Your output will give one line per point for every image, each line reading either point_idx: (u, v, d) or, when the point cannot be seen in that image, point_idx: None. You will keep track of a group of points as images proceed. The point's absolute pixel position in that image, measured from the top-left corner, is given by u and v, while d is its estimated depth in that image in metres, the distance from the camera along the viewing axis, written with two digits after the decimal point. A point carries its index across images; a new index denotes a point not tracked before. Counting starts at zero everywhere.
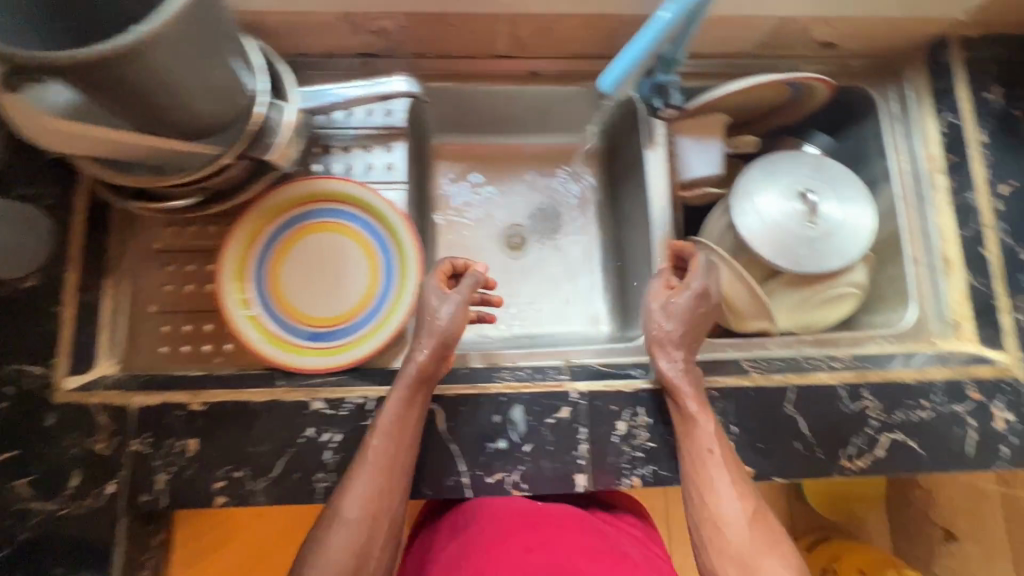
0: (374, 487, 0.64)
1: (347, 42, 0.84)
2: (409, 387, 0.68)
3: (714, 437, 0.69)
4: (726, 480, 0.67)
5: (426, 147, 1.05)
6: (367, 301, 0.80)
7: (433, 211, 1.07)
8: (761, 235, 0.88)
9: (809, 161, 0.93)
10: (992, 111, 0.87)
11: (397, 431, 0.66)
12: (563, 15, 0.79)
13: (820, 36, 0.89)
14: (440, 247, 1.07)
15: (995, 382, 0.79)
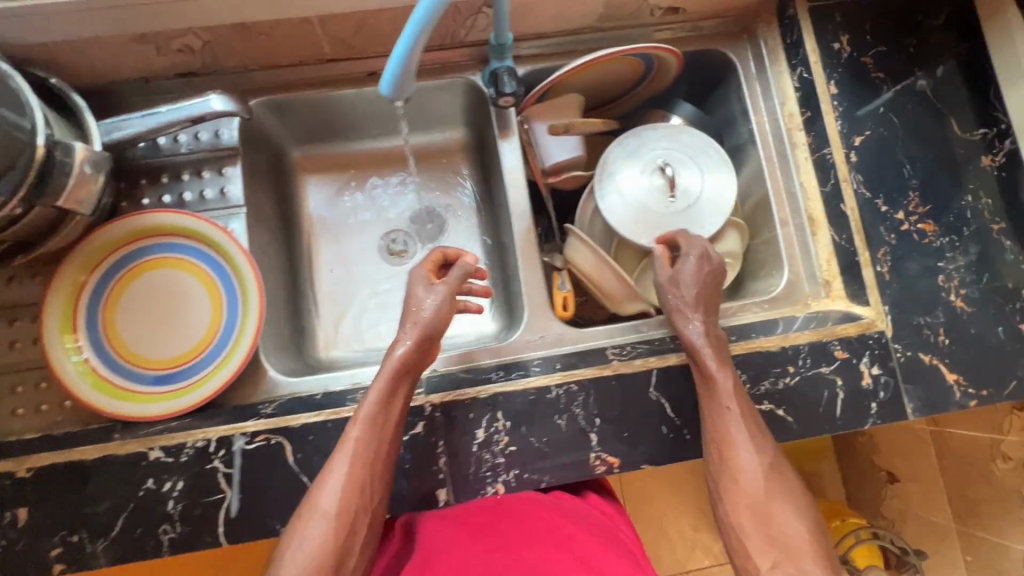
0: (347, 480, 0.63)
1: (157, 63, 0.79)
2: (389, 380, 0.68)
3: (732, 393, 0.69)
4: (745, 435, 0.68)
5: (286, 162, 1.00)
6: (209, 340, 0.77)
7: (303, 229, 1.02)
8: (622, 213, 0.87)
9: (673, 131, 0.90)
10: (840, 61, 0.85)
11: (377, 423, 0.66)
12: (375, 10, 0.75)
13: (661, 2, 0.86)
14: (316, 265, 1.02)
15: (861, 338, 0.78)
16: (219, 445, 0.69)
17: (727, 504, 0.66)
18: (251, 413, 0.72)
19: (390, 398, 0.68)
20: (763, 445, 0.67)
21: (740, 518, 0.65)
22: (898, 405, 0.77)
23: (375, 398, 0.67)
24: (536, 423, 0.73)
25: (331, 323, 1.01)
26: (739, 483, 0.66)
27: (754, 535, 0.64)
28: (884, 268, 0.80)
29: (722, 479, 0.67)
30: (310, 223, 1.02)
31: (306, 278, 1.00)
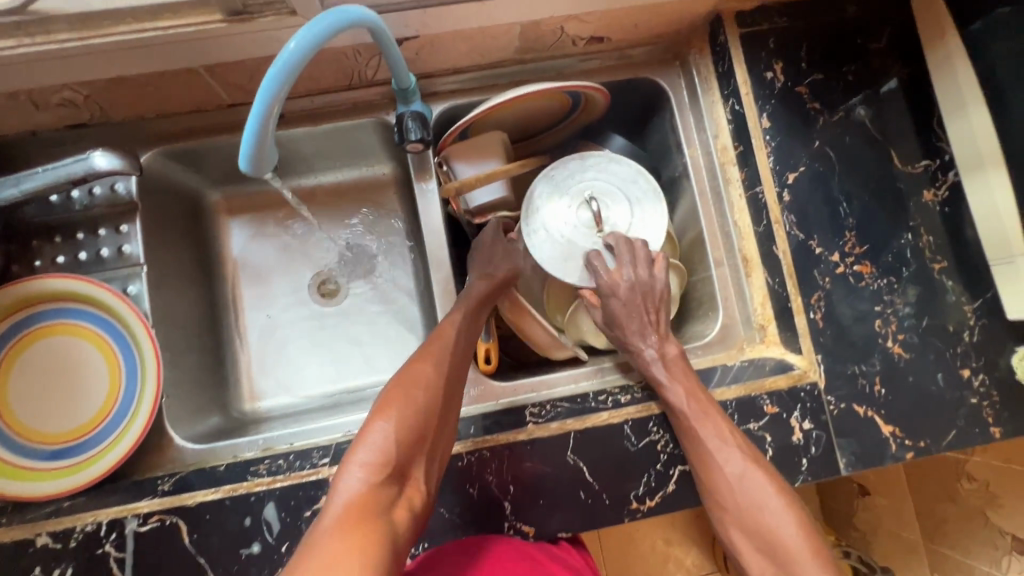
0: (439, 379, 0.66)
1: (41, 118, 0.74)
2: (471, 312, 0.75)
3: (693, 407, 0.69)
4: (722, 451, 0.67)
5: (205, 206, 0.95)
6: (111, 405, 0.73)
7: (226, 274, 0.97)
8: (551, 254, 0.77)
9: (600, 161, 0.82)
10: (773, 91, 0.80)
11: (463, 328, 0.74)
12: (263, 58, 0.70)
13: (581, 33, 0.80)
14: (242, 309, 0.97)
15: (792, 391, 0.75)
16: (110, 527, 0.66)
17: (716, 503, 0.68)
18: (148, 490, 0.69)
19: (472, 329, 0.74)
20: (739, 449, 0.67)
21: (728, 515, 0.67)
22: (832, 460, 0.73)
23: (463, 323, 0.74)
24: (446, 491, 0.70)
25: (258, 371, 0.97)
26: (725, 488, 0.66)
27: (744, 532, 0.66)
28: (817, 314, 0.76)
29: (704, 481, 0.68)
30: (233, 266, 0.98)
31: (230, 325, 0.96)
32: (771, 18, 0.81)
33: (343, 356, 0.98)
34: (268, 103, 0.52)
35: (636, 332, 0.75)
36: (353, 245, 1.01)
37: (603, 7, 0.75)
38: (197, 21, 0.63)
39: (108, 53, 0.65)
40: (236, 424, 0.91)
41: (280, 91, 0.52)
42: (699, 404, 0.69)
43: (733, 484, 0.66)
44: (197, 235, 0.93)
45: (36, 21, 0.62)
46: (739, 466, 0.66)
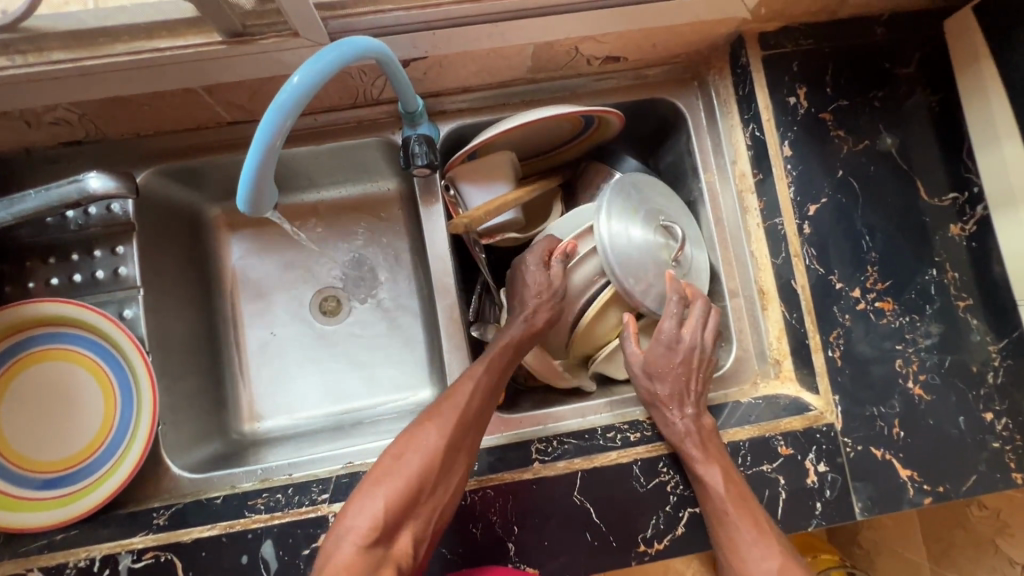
0: (442, 442, 0.63)
1: (35, 136, 0.72)
2: (489, 365, 0.70)
3: (724, 493, 0.65)
4: (751, 540, 0.63)
5: (203, 222, 0.93)
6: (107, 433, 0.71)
7: (227, 291, 0.95)
8: (620, 257, 0.73)
9: (666, 195, 0.81)
10: (796, 118, 0.76)
11: (486, 387, 0.69)
12: (264, 78, 0.67)
13: (597, 53, 0.77)
14: (241, 327, 0.95)
15: (807, 433, 0.72)
16: (104, 563, 0.64)
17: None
18: (143, 523, 0.68)
19: (489, 385, 0.69)
20: (774, 544, 0.63)
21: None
22: (847, 504, 0.71)
23: (479, 377, 0.69)
24: (448, 530, 0.68)
25: (257, 390, 0.94)
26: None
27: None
28: (836, 353, 0.73)
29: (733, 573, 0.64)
30: (233, 283, 0.95)
31: (229, 343, 0.94)
32: (796, 39, 0.78)
33: (344, 376, 0.95)
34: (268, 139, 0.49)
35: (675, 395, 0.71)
36: (357, 263, 0.98)
37: (620, 29, 0.71)
38: (197, 43, 0.61)
39: (104, 74, 0.62)
40: (234, 447, 0.89)
41: (282, 125, 0.50)
42: (732, 492, 0.66)
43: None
44: (195, 253, 0.91)
45: (29, 40, 0.59)
46: (772, 562, 0.62)
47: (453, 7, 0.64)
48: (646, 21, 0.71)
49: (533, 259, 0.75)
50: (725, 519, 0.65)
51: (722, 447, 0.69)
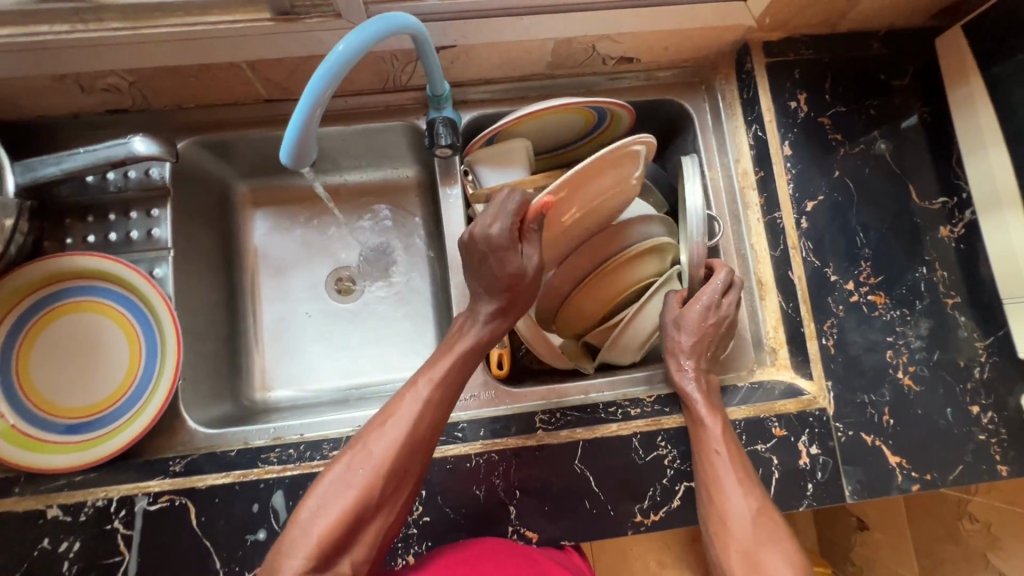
0: (382, 467, 0.59)
1: (85, 101, 0.77)
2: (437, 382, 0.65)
3: (722, 438, 0.69)
4: (734, 479, 0.67)
5: (228, 198, 0.97)
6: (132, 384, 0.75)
7: (247, 266, 0.99)
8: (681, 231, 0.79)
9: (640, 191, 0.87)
10: (796, 121, 0.82)
11: (435, 403, 0.64)
12: (304, 57, 0.72)
13: (612, 52, 0.82)
14: (259, 301, 0.98)
15: (801, 416, 0.75)
16: (121, 504, 0.67)
17: (709, 519, 0.66)
18: (159, 470, 0.70)
19: (438, 402, 0.64)
20: (752, 488, 0.66)
21: (720, 533, 0.65)
22: (838, 486, 0.74)
23: (424, 396, 0.64)
24: (451, 490, 0.70)
25: (269, 360, 0.97)
26: (723, 506, 0.66)
27: (725, 554, 0.64)
28: (830, 341, 0.77)
29: (705, 496, 0.68)
30: (253, 258, 0.99)
31: (244, 315, 0.97)
32: (798, 49, 0.83)
33: (353, 352, 0.98)
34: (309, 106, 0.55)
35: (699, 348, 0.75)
36: (373, 245, 1.02)
37: (636, 29, 0.77)
38: (250, 19, 0.67)
39: (161, 42, 0.68)
40: (244, 414, 0.91)
41: (325, 89, 0.55)
42: (723, 438, 0.69)
43: (731, 508, 0.65)
44: (219, 226, 0.95)
45: (93, 9, 0.65)
46: (743, 496, 0.66)
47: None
48: (660, 23, 0.77)
49: (503, 220, 0.66)
50: (710, 455, 0.68)
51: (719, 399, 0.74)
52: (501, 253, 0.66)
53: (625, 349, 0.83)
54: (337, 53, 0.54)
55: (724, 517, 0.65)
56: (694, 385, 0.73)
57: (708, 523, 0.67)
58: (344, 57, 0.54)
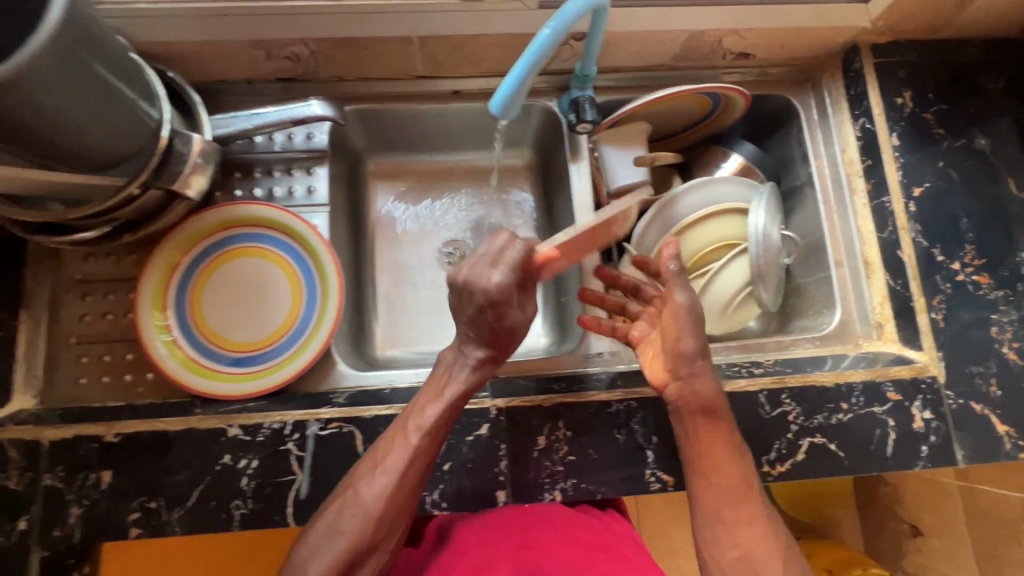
0: (370, 515, 0.62)
1: (264, 68, 0.85)
2: (422, 433, 0.65)
3: (734, 475, 0.66)
4: (744, 518, 0.63)
5: (358, 168, 1.02)
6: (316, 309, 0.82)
7: (370, 234, 1.02)
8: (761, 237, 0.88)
9: (742, 185, 0.94)
10: (902, 115, 0.89)
11: (424, 449, 0.65)
12: (471, 35, 0.80)
13: (734, 47, 0.90)
14: (377, 268, 1.02)
15: (914, 382, 0.80)
16: (294, 428, 0.72)
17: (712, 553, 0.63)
18: (324, 401, 0.75)
19: (421, 454, 0.65)
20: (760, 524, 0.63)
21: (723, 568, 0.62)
22: (950, 450, 0.78)
23: (406, 449, 0.65)
24: (594, 433, 0.75)
25: (387, 322, 1.00)
26: (727, 541, 0.63)
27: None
28: (939, 315, 0.83)
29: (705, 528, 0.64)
30: (379, 226, 1.03)
31: (367, 280, 1.01)
32: (903, 52, 0.91)
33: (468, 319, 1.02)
34: (511, 90, 0.63)
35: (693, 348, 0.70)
36: (484, 221, 1.04)
37: (763, 26, 0.85)
38: None
39: (354, 15, 0.76)
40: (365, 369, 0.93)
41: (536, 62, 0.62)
42: (733, 472, 0.66)
43: (746, 540, 0.62)
44: (349, 193, 1.00)
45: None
46: (756, 531, 0.63)
47: None
48: (785, 21, 0.84)
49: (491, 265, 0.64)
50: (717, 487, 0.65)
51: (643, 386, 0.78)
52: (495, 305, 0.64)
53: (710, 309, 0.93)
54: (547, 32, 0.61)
55: (732, 553, 0.62)
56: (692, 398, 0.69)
57: (709, 554, 0.63)
58: (553, 35, 0.61)
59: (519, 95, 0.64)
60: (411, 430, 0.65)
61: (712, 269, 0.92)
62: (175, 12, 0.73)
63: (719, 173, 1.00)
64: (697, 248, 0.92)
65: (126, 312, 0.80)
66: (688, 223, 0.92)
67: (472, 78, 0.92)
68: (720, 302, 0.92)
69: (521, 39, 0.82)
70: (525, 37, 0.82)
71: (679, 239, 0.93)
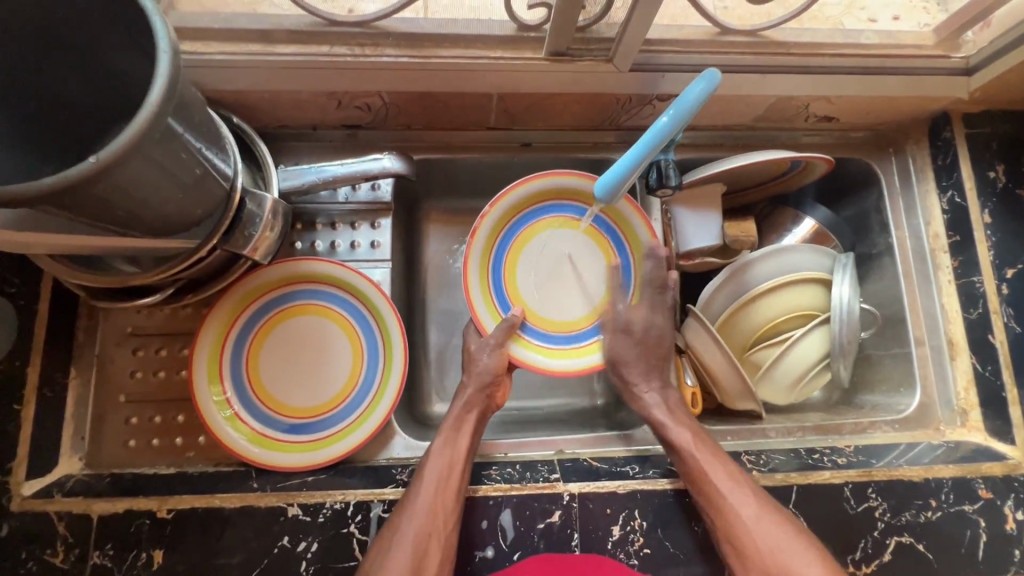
0: (408, 555, 0.62)
1: (333, 116, 0.81)
2: (436, 489, 0.66)
3: (709, 446, 0.71)
4: (733, 484, 0.68)
5: (413, 211, 0.94)
6: (484, 258, 0.84)
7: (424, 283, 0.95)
8: (848, 316, 0.85)
9: (818, 253, 0.89)
10: (995, 190, 0.85)
11: (449, 480, 0.68)
12: (553, 93, 0.76)
13: (820, 111, 0.87)
14: (431, 321, 0.94)
15: (1005, 479, 0.76)
16: (357, 508, 0.68)
17: (729, 550, 0.65)
18: (387, 478, 0.72)
19: (442, 490, 0.67)
20: (766, 503, 0.67)
21: (752, 565, 0.64)
22: None
23: (425, 504, 0.65)
24: (671, 525, 0.70)
25: (439, 377, 0.92)
26: (744, 535, 0.65)
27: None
28: None
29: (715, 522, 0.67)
30: (431, 274, 0.95)
31: (421, 332, 0.93)
32: (996, 123, 0.87)
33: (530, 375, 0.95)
34: (628, 170, 0.64)
35: (630, 358, 0.80)
36: None
37: (856, 94, 0.81)
38: (526, 55, 0.72)
39: (438, 70, 0.72)
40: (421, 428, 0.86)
41: (648, 152, 0.63)
42: (714, 463, 0.70)
43: (753, 529, 0.65)
44: (407, 241, 0.92)
45: (371, 35, 0.70)
46: (760, 514, 0.66)
47: (736, 55, 0.75)
48: (879, 89, 0.81)
49: (489, 357, 0.78)
50: (705, 480, 0.68)
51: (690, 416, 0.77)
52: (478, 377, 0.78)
53: (783, 382, 0.88)
54: (665, 125, 0.61)
55: (758, 551, 0.64)
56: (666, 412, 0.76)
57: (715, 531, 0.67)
58: (670, 127, 0.61)
59: (631, 175, 0.66)
60: (432, 460, 0.69)
61: (788, 340, 0.87)
62: (251, 62, 0.69)
63: (790, 238, 0.96)
64: (769, 317, 0.87)
65: (178, 369, 0.76)
66: (762, 292, 0.87)
67: (544, 131, 0.88)
68: (796, 375, 0.88)
69: (605, 98, 0.78)
70: (610, 97, 0.78)
71: (753, 306, 0.87)
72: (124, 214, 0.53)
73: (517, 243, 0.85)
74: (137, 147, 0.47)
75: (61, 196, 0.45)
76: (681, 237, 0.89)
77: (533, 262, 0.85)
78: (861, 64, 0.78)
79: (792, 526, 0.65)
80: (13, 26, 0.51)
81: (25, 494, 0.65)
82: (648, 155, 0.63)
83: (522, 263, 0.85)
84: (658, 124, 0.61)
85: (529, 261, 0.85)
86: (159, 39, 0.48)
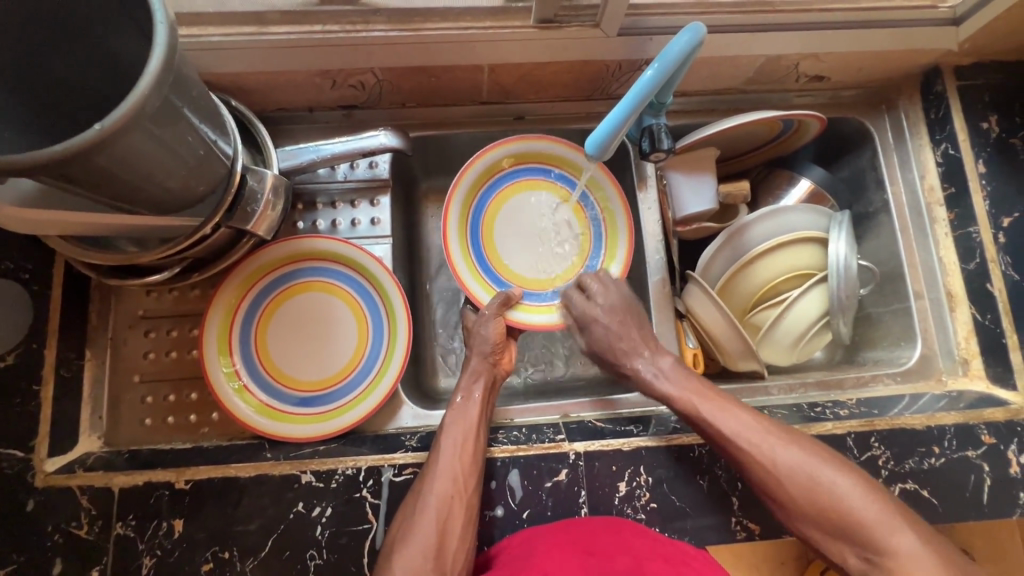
0: (435, 515, 0.63)
1: (328, 97, 0.83)
2: (456, 451, 0.68)
3: (756, 428, 0.67)
4: (794, 455, 0.65)
5: (412, 190, 0.95)
6: (459, 219, 0.85)
7: (425, 260, 0.96)
8: (847, 274, 0.84)
9: (810, 209, 0.89)
10: (989, 141, 0.85)
11: (469, 444, 0.69)
12: (543, 62, 0.77)
13: (810, 70, 0.87)
14: (433, 297, 0.95)
15: (1008, 424, 0.76)
16: (369, 474, 0.69)
17: (774, 500, 0.65)
18: (396, 445, 0.73)
19: (466, 452, 0.68)
20: (811, 448, 0.65)
21: (803, 515, 0.63)
22: None
23: (444, 467, 0.67)
24: (677, 480, 0.72)
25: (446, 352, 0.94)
26: (782, 481, 0.64)
27: (829, 542, 0.62)
28: None
29: (756, 475, 0.66)
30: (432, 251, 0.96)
31: (427, 308, 0.95)
32: (988, 75, 0.87)
33: (539, 345, 0.96)
34: (616, 126, 0.65)
35: (606, 342, 0.80)
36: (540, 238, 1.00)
37: (844, 50, 0.81)
38: (515, 24, 0.73)
39: (429, 44, 0.73)
40: (431, 400, 0.88)
41: (635, 107, 0.64)
42: (740, 421, 0.68)
43: (841, 493, 0.61)
44: (407, 220, 0.94)
45: (361, 12, 0.71)
46: (809, 461, 0.64)
47: (725, 14, 0.75)
48: (866, 45, 0.81)
49: (486, 328, 0.80)
50: (734, 440, 0.67)
51: (706, 387, 0.73)
52: (483, 334, 0.80)
53: (782, 343, 0.89)
54: (649, 77, 0.62)
55: (803, 498, 0.62)
56: (668, 382, 0.75)
57: (796, 520, 0.63)
58: (655, 79, 0.62)
59: (621, 133, 0.67)
60: (443, 428, 0.71)
61: (788, 297, 0.87)
62: (245, 43, 0.70)
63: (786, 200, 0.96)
64: (768, 277, 0.88)
65: (189, 349, 0.79)
66: (759, 253, 0.87)
67: (537, 103, 0.89)
68: (795, 334, 0.88)
69: (593, 64, 0.79)
70: (598, 63, 0.79)
71: (749, 269, 0.88)
72: (128, 186, 0.55)
73: (499, 195, 0.88)
74: (140, 114, 0.48)
75: (65, 164, 0.47)
76: (676, 203, 0.90)
77: (511, 213, 0.88)
78: (848, 19, 0.78)
79: (845, 467, 0.63)
80: (13, 9, 0.53)
81: (49, 470, 0.67)
82: (636, 110, 0.64)
83: (498, 223, 0.88)
84: (642, 78, 0.63)
85: (504, 219, 0.88)
86: (154, 11, 0.49)
